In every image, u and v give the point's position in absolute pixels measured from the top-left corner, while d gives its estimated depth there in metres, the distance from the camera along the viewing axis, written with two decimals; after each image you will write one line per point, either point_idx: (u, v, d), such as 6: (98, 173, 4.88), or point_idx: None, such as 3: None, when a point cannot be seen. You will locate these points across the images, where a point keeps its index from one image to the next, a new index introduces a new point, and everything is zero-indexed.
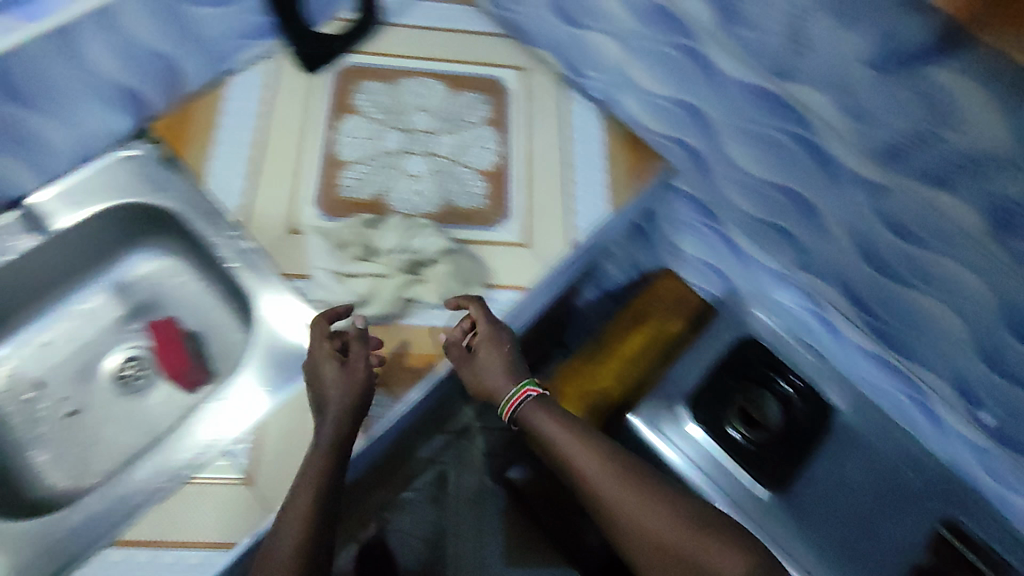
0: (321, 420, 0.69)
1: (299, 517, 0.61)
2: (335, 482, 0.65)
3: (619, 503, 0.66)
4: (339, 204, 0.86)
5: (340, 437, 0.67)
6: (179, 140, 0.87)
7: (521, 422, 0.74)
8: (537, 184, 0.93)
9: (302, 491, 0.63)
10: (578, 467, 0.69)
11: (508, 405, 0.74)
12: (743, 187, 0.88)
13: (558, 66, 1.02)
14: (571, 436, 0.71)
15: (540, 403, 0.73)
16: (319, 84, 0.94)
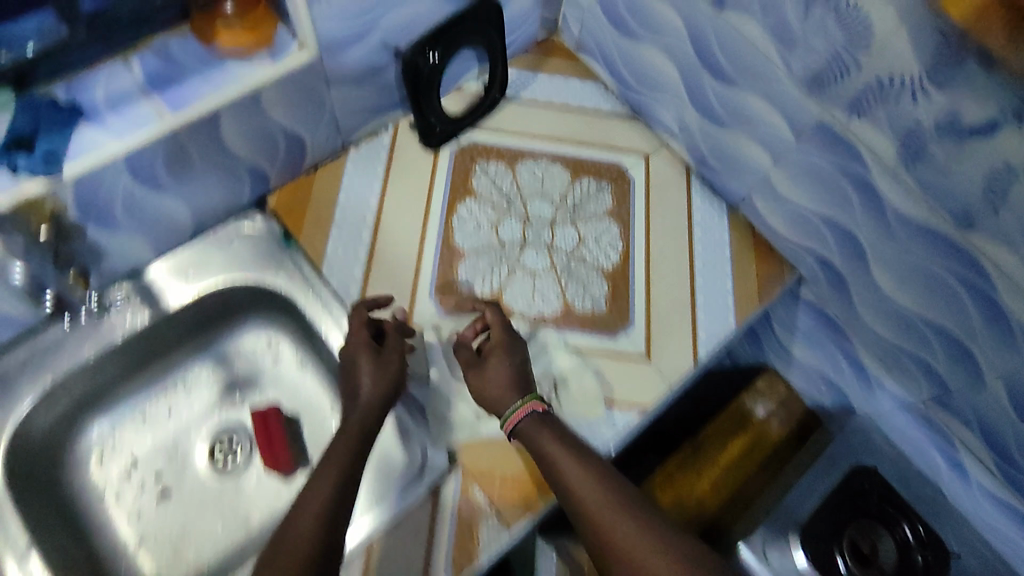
0: (354, 409, 0.72)
1: (305, 535, 0.59)
2: (344, 491, 0.64)
3: (601, 520, 0.64)
4: (456, 299, 0.83)
5: (352, 451, 0.68)
6: (298, 215, 0.85)
7: (519, 436, 0.71)
8: (660, 288, 0.87)
9: (311, 504, 0.62)
10: (590, 488, 0.65)
11: (509, 420, 0.71)
12: (884, 313, 0.83)
13: (686, 153, 0.96)
14: (571, 449, 0.68)
15: (541, 418, 0.70)
16: (439, 164, 0.91)
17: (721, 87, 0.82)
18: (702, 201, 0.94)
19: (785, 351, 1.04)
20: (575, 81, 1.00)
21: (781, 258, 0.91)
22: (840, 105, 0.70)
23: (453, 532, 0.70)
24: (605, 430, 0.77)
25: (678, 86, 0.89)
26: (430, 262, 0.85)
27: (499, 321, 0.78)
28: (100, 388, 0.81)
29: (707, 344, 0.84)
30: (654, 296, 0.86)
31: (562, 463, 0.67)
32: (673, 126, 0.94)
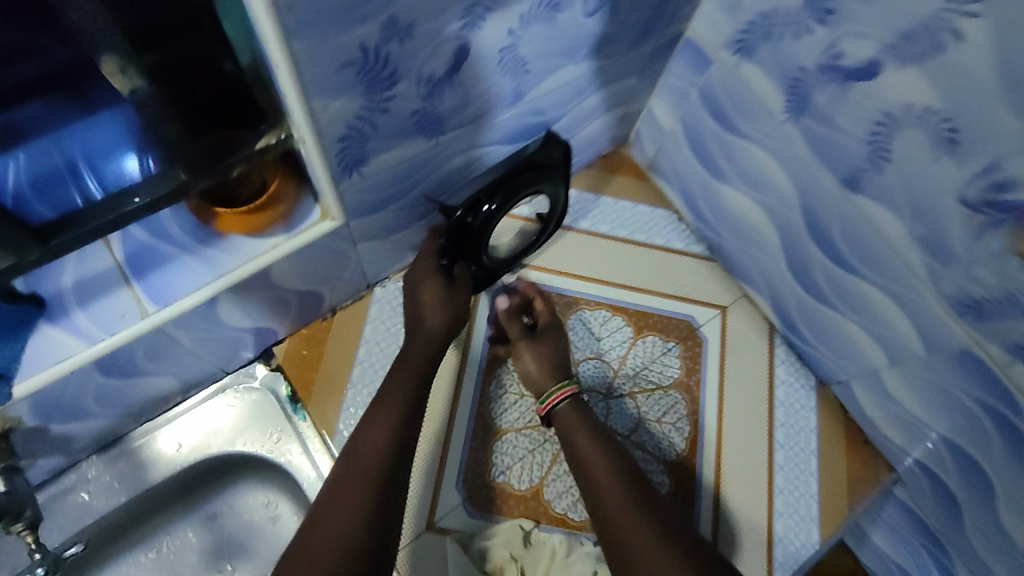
0: (414, 339, 0.66)
1: (359, 481, 0.53)
2: (395, 487, 0.54)
3: (614, 496, 0.58)
4: (491, 496, 0.70)
5: (407, 412, 0.60)
6: (309, 374, 0.72)
7: (556, 424, 0.67)
8: (731, 489, 0.73)
9: (359, 464, 0.55)
10: (610, 491, 0.58)
11: (547, 401, 0.68)
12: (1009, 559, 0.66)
13: (771, 311, 0.81)
14: (602, 448, 0.63)
15: (574, 410, 0.67)
16: (478, 315, 0.77)
17: (831, 265, 0.68)
18: (785, 372, 0.80)
19: None
20: (644, 209, 0.86)
21: (880, 453, 0.78)
22: (997, 342, 0.56)
23: None
24: None
25: (773, 246, 0.74)
26: (460, 442, 0.72)
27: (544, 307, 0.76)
28: (73, 561, 0.69)
29: (784, 566, 0.71)
30: (724, 499, 0.73)
31: (591, 460, 0.62)
32: (759, 280, 0.80)
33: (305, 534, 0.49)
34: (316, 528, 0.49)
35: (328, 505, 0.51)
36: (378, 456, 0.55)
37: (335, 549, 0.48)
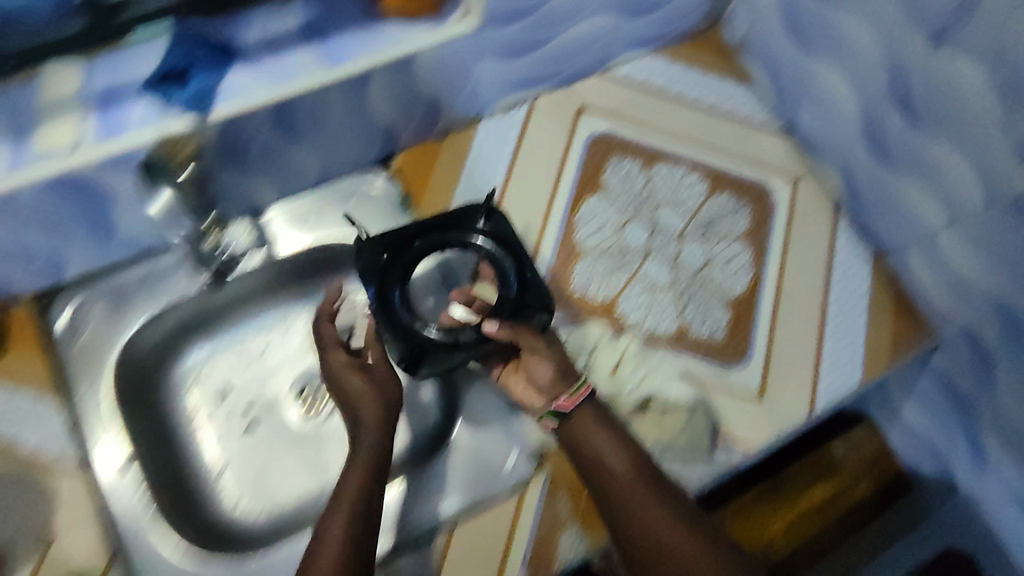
0: (357, 442, 0.61)
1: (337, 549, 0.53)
2: (358, 559, 0.54)
3: (639, 508, 0.62)
4: (572, 301, 0.78)
5: (379, 448, 0.60)
6: (422, 183, 0.83)
7: (573, 430, 0.67)
8: (784, 330, 0.81)
9: (337, 521, 0.55)
10: (635, 489, 0.63)
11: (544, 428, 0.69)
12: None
13: (838, 186, 0.87)
14: (619, 447, 0.65)
15: (595, 418, 0.67)
16: (571, 153, 0.85)
17: (907, 129, 0.74)
18: (847, 242, 0.86)
19: (891, 408, 0.95)
20: (730, 84, 0.92)
21: (925, 321, 0.83)
22: None
23: (534, 539, 0.70)
24: (707, 466, 0.73)
25: (853, 117, 0.81)
26: (547, 255, 0.80)
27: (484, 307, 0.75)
28: (205, 315, 0.81)
29: (825, 398, 0.79)
30: (777, 335, 0.81)
31: (607, 464, 0.65)
32: (832, 154, 0.87)
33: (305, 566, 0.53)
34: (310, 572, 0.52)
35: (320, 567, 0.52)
36: (365, 474, 0.58)
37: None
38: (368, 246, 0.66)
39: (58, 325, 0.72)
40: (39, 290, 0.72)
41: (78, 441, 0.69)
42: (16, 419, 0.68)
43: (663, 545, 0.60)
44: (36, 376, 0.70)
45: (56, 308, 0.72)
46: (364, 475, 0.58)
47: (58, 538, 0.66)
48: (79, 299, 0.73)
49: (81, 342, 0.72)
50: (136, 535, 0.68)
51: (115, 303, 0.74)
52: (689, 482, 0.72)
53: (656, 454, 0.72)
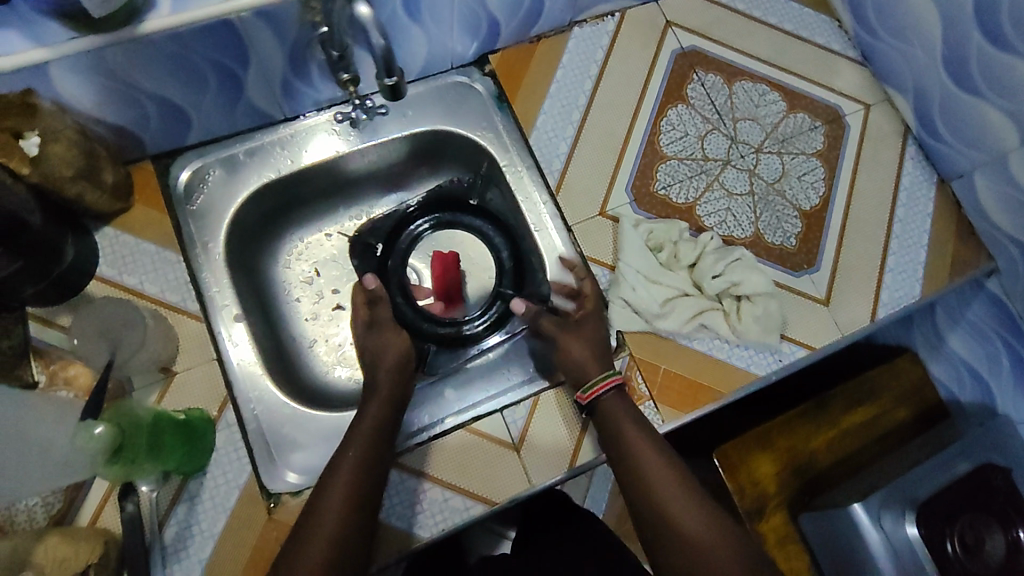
0: (349, 441, 0.65)
1: (317, 550, 0.58)
2: (346, 550, 0.59)
3: (663, 494, 0.64)
4: (655, 201, 0.83)
5: (387, 409, 0.69)
6: (517, 80, 0.86)
7: (601, 415, 0.70)
8: (852, 242, 0.85)
9: (326, 520, 0.59)
10: (660, 479, 0.65)
11: (591, 389, 0.70)
12: None
13: (910, 115, 0.91)
14: (647, 441, 0.67)
15: (621, 408, 0.70)
16: (658, 64, 0.89)
17: (988, 49, 0.77)
18: (913, 167, 0.91)
19: (936, 338, 1.01)
20: (811, 13, 0.95)
21: (982, 243, 0.89)
22: None
23: None
24: (773, 357, 0.79)
25: (935, 43, 0.83)
26: (633, 156, 0.85)
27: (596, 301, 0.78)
28: (305, 196, 0.86)
29: (888, 307, 0.83)
30: (845, 246, 0.85)
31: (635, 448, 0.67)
32: (907, 84, 0.90)
33: (300, 543, 0.59)
34: (308, 541, 0.58)
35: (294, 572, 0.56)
36: (365, 450, 0.65)
37: (325, 550, 0.58)
38: (368, 244, 0.88)
39: (177, 186, 0.77)
40: (161, 151, 0.76)
41: (197, 292, 0.75)
42: (143, 266, 0.73)
43: (684, 536, 0.61)
44: (158, 228, 0.75)
45: (175, 171, 0.77)
46: (359, 456, 0.64)
47: (180, 372, 0.70)
48: (196, 165, 0.78)
49: (198, 204, 0.77)
50: (250, 377, 0.74)
51: (228, 172, 0.79)
52: (755, 369, 0.78)
53: (727, 341, 0.78)
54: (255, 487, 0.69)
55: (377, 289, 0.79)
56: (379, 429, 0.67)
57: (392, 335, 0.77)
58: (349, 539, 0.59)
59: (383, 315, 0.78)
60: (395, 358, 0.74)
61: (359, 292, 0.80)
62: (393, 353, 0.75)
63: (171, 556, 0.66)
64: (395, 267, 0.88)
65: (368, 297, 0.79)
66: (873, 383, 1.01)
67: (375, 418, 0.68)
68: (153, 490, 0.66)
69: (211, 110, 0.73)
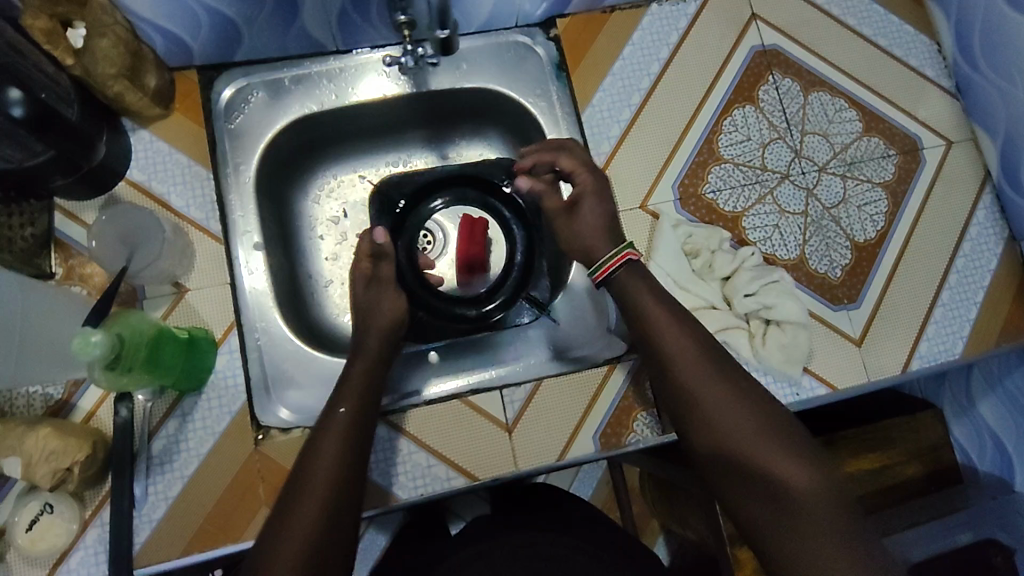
0: (337, 398, 0.63)
1: (313, 502, 0.54)
2: (344, 508, 0.55)
3: (700, 386, 0.59)
4: (700, 204, 0.79)
5: (373, 370, 0.66)
6: (580, 50, 0.82)
7: (615, 291, 0.67)
8: (901, 284, 0.80)
9: (318, 472, 0.56)
10: (691, 373, 0.59)
11: (601, 269, 0.68)
12: None
13: (993, 160, 0.85)
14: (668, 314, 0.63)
15: (631, 276, 0.66)
16: (734, 59, 0.83)
17: None
18: (984, 217, 0.84)
19: (966, 402, 0.97)
20: (909, 31, 0.88)
21: None
22: None
23: (615, 408, 0.74)
24: (790, 389, 0.75)
25: None
26: (687, 153, 0.81)
27: (579, 163, 0.73)
28: (344, 134, 0.84)
29: (923, 359, 0.79)
30: (893, 287, 0.80)
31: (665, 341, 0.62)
32: (1000, 126, 0.83)
33: (296, 490, 0.55)
34: (302, 494, 0.55)
35: (293, 525, 0.53)
36: (356, 406, 0.62)
37: (323, 502, 0.54)
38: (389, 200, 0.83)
39: (218, 102, 0.76)
40: (209, 63, 0.75)
41: (221, 213, 0.74)
42: (173, 177, 0.72)
43: (726, 440, 0.56)
44: (193, 142, 0.74)
45: (219, 86, 0.76)
46: (349, 414, 0.61)
47: (192, 290, 0.70)
48: (241, 84, 0.76)
49: (237, 123, 0.76)
50: (260, 307, 0.72)
51: (271, 96, 0.77)
52: (768, 398, 0.75)
53: (745, 365, 0.75)
54: (246, 416, 0.68)
55: (383, 246, 0.74)
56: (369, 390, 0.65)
57: (392, 296, 0.73)
58: (347, 495, 0.56)
59: (386, 273, 0.75)
60: (389, 316, 0.72)
61: (366, 245, 0.75)
62: (387, 312, 0.72)
63: (155, 467, 0.66)
64: (410, 228, 0.85)
65: (373, 251, 0.75)
66: (891, 432, 0.95)
67: (365, 378, 0.65)
68: (148, 400, 0.67)
69: (263, 30, 0.72)
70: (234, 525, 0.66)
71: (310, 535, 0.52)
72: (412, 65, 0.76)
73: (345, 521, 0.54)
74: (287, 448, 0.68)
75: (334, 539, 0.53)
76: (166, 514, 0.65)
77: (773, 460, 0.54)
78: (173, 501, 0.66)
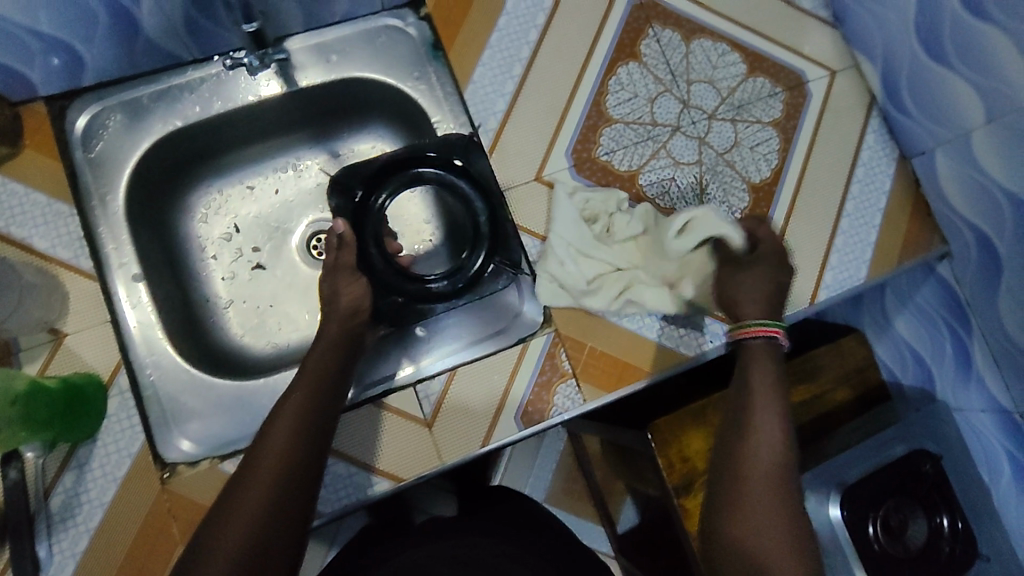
0: (298, 384, 0.63)
1: (256, 493, 0.55)
2: (289, 493, 0.56)
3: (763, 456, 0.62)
4: (595, 167, 0.78)
5: (326, 364, 0.65)
6: (452, 26, 0.79)
7: (745, 351, 0.69)
8: (801, 219, 0.81)
9: (267, 458, 0.57)
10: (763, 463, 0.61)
11: (748, 329, 0.69)
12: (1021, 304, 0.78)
13: (876, 84, 0.86)
14: (773, 395, 0.65)
15: (766, 350, 0.68)
16: (611, 16, 0.82)
17: (965, 16, 0.71)
18: (874, 141, 0.86)
19: (884, 319, 1.01)
20: None
21: (936, 224, 0.85)
22: None
23: (534, 383, 0.73)
24: (702, 338, 0.76)
25: (907, 7, 0.77)
26: (576, 117, 0.79)
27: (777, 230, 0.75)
28: (222, 145, 0.80)
29: (830, 289, 0.81)
30: (792, 223, 0.81)
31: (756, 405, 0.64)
32: (878, 50, 0.84)
33: (244, 476, 0.57)
34: (248, 483, 0.56)
35: (236, 517, 0.54)
36: (311, 394, 0.62)
37: (265, 488, 0.55)
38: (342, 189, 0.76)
39: (73, 132, 0.71)
40: (55, 92, 0.70)
41: (92, 249, 0.70)
42: (30, 219, 0.68)
43: (756, 529, 0.58)
44: (47, 178, 0.69)
45: (71, 115, 0.71)
46: (303, 399, 0.61)
47: (71, 334, 0.66)
48: (95, 109, 0.71)
49: (96, 152, 0.71)
50: (149, 339, 0.70)
51: (129, 118, 0.72)
52: (682, 349, 0.76)
53: (655, 321, 0.76)
54: (148, 457, 0.66)
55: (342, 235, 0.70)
56: (327, 372, 0.65)
57: (348, 284, 0.70)
58: (294, 475, 0.57)
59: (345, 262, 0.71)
60: (345, 305, 0.69)
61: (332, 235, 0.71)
62: (344, 300, 0.69)
63: (57, 525, 0.63)
64: (373, 217, 0.77)
65: (336, 241, 0.71)
66: (817, 359, 0.99)
67: (319, 361, 0.65)
68: (39, 457, 0.63)
69: (103, 48, 0.67)
70: (151, 570, 0.63)
71: (247, 527, 0.53)
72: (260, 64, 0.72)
73: (291, 504, 0.56)
74: (197, 482, 0.66)
75: (275, 528, 0.54)
76: (76, 571, 0.63)
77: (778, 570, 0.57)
78: (82, 557, 0.63)
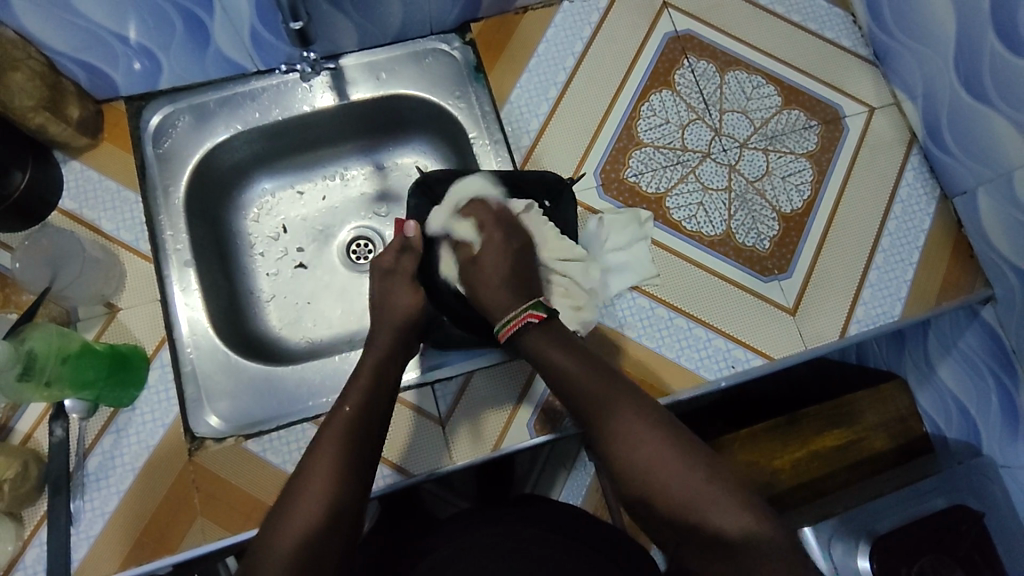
0: (348, 395, 0.61)
1: (313, 502, 0.53)
2: (344, 505, 0.54)
3: (627, 441, 0.55)
4: (624, 188, 0.81)
5: (384, 367, 0.65)
6: (493, 50, 0.84)
7: (528, 350, 0.63)
8: (832, 251, 0.80)
9: (321, 467, 0.55)
10: (623, 437, 0.56)
11: (509, 328, 0.63)
12: None
13: (918, 122, 0.85)
14: (594, 378, 0.59)
15: (545, 334, 0.62)
16: (648, 46, 0.85)
17: (1002, 52, 0.71)
18: (913, 178, 0.85)
19: (926, 365, 0.89)
20: (824, 5, 0.89)
21: (979, 267, 0.82)
22: None
23: (547, 394, 0.75)
24: (723, 362, 0.76)
25: (946, 42, 0.77)
26: (607, 138, 0.82)
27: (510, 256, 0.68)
28: (277, 151, 0.86)
29: (861, 323, 0.78)
30: (823, 254, 0.80)
31: (590, 401, 0.58)
32: (918, 88, 0.83)
33: (298, 479, 0.55)
34: (302, 489, 0.54)
35: (288, 524, 0.52)
36: (363, 404, 0.60)
37: (324, 496, 0.53)
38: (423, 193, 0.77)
39: (146, 128, 0.79)
40: (134, 93, 0.79)
41: (152, 233, 0.76)
42: (104, 204, 0.76)
43: (658, 494, 0.53)
44: (122, 169, 0.77)
45: (147, 115, 0.79)
46: (355, 410, 0.59)
47: (124, 308, 0.73)
48: (167, 111, 0.79)
49: (165, 148, 0.79)
50: (193, 321, 0.74)
51: (195, 119, 0.80)
52: (704, 371, 0.75)
53: (675, 341, 0.76)
54: (180, 428, 0.70)
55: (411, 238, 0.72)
56: (378, 386, 0.63)
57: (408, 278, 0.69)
58: (351, 484, 0.55)
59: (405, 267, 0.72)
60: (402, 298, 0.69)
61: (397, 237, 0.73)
62: (393, 299, 0.68)
63: (91, 484, 0.67)
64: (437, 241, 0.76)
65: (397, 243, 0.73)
66: (854, 405, 0.92)
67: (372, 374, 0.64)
68: (83, 418, 0.68)
69: (180, 57, 0.75)
70: (171, 535, 0.67)
71: (301, 534, 0.51)
72: (311, 71, 0.79)
73: (347, 515, 0.54)
74: (221, 456, 0.69)
75: (329, 542, 0.52)
76: (102, 530, 0.67)
77: (703, 506, 0.52)
78: (110, 517, 0.67)
